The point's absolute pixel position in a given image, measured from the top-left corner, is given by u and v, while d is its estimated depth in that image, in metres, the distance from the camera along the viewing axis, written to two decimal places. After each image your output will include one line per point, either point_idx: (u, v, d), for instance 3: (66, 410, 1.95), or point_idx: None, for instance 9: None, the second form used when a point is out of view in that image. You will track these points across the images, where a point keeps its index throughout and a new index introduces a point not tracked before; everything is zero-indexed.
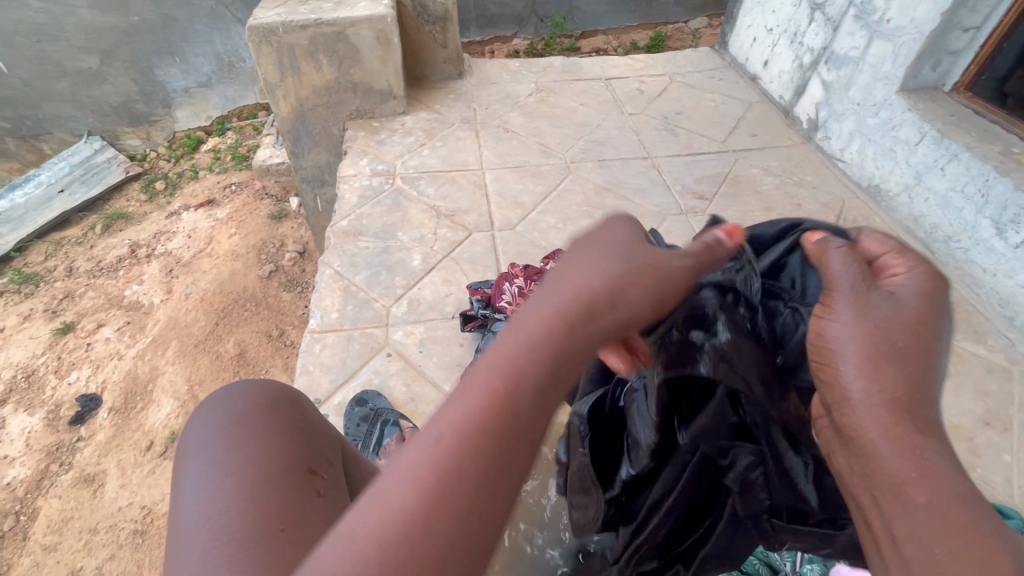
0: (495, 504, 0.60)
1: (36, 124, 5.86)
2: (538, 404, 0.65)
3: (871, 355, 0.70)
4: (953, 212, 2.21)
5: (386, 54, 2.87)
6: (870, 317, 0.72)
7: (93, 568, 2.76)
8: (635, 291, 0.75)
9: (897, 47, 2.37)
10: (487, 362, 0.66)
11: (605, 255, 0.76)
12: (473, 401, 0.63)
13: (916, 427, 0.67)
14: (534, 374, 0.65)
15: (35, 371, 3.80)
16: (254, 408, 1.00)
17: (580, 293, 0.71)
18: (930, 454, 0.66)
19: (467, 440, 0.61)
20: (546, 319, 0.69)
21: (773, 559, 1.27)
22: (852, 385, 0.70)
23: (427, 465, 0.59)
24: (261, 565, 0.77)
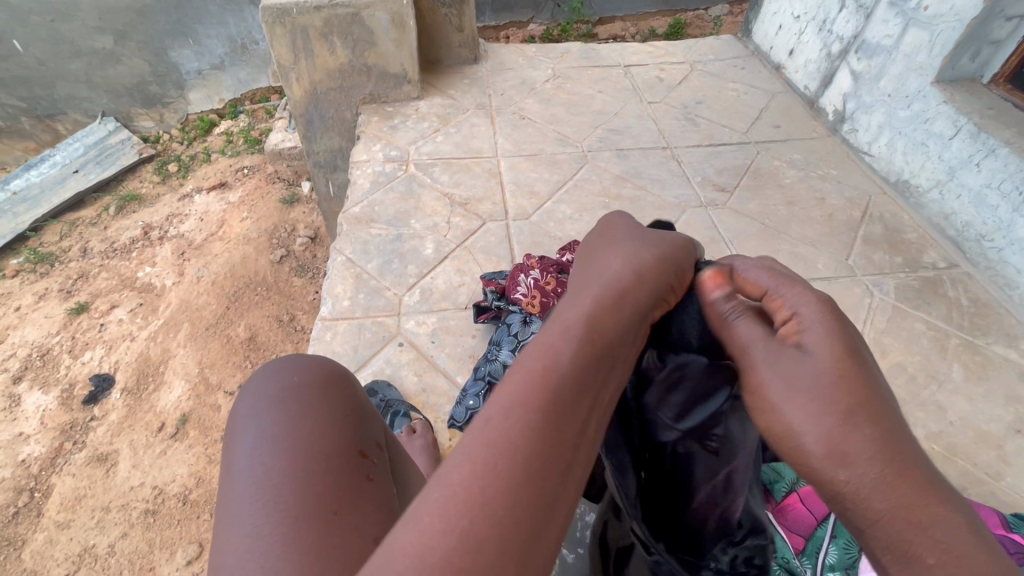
0: (552, 481, 0.55)
1: (51, 105, 5.88)
2: (580, 376, 0.62)
3: (827, 436, 0.64)
4: (987, 210, 2.12)
5: (401, 37, 2.81)
6: (795, 387, 0.69)
7: (106, 546, 2.80)
8: (648, 273, 0.77)
9: (935, 36, 2.27)
10: (531, 346, 0.65)
11: (619, 255, 0.81)
12: (516, 378, 0.61)
13: (917, 497, 0.60)
14: (571, 347, 0.64)
15: (50, 350, 3.85)
16: (308, 382, 0.92)
17: (601, 283, 0.74)
18: (942, 531, 0.58)
19: (518, 415, 0.58)
20: (580, 303, 0.70)
21: (792, 565, 1.21)
22: (836, 472, 0.63)
23: (483, 441, 0.56)
24: (316, 545, 0.71)
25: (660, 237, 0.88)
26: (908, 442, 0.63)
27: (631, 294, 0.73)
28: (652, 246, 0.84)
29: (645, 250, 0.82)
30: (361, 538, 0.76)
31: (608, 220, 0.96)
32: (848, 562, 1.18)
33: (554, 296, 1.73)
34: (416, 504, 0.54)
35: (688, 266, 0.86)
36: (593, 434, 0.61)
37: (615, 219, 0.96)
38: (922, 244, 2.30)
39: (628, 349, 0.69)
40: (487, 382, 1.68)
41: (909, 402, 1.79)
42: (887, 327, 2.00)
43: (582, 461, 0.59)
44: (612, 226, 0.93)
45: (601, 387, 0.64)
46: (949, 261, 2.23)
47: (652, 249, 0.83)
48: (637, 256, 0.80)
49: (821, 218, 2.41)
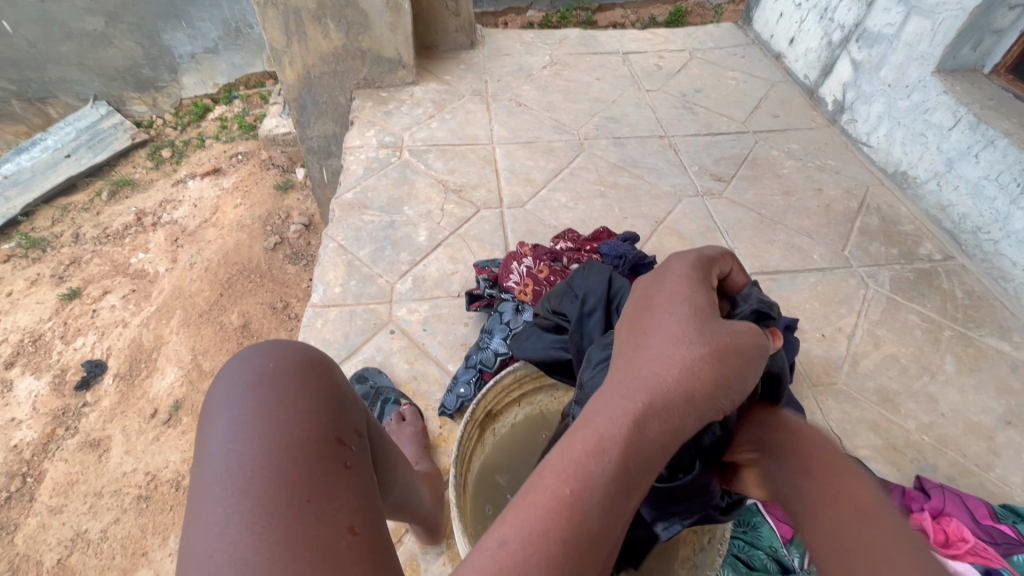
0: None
1: (41, 88, 5.79)
2: (608, 506, 0.60)
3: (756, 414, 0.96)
4: (984, 202, 2.11)
5: (396, 20, 2.76)
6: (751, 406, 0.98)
7: (99, 531, 2.80)
8: (703, 395, 0.68)
9: (936, 25, 2.24)
10: (560, 459, 0.61)
11: (681, 359, 0.70)
12: (542, 498, 0.59)
13: (795, 429, 0.92)
14: (603, 474, 0.60)
15: (42, 336, 3.82)
16: (284, 369, 0.90)
17: (650, 392, 0.66)
18: (809, 438, 0.90)
19: (534, 542, 0.56)
20: (622, 418, 0.64)
21: (783, 555, 1.29)
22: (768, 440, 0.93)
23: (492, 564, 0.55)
24: (283, 542, 0.70)
25: (738, 340, 0.74)
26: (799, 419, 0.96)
27: (678, 416, 0.66)
28: (717, 345, 0.72)
29: (711, 355, 0.70)
30: (336, 524, 0.75)
31: (677, 281, 0.83)
32: None
33: (546, 283, 1.72)
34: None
35: (747, 373, 0.73)
36: (608, 557, 0.61)
37: (682, 279, 0.84)
38: (918, 236, 2.28)
39: (658, 469, 0.65)
40: (478, 370, 1.67)
41: (900, 394, 1.79)
42: (881, 318, 1.99)
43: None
44: (679, 291, 0.80)
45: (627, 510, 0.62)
46: (946, 253, 2.22)
47: (717, 354, 0.71)
48: (696, 364, 0.69)
49: (819, 209, 2.39)
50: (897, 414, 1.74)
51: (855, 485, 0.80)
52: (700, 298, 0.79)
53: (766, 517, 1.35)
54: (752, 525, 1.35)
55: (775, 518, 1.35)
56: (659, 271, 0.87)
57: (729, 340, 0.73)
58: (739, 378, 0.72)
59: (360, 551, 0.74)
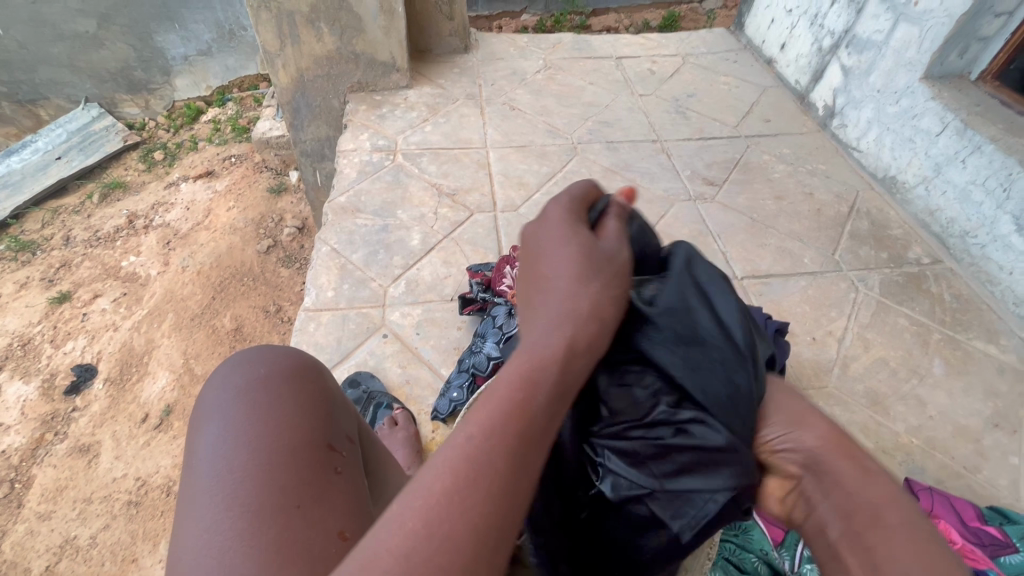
0: (520, 488, 0.59)
1: (33, 89, 5.75)
2: (551, 408, 0.64)
3: (799, 419, 0.86)
4: (971, 207, 2.13)
5: (390, 24, 2.76)
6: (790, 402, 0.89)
7: (88, 537, 2.77)
8: (605, 311, 0.73)
9: (924, 31, 2.27)
10: (505, 376, 0.65)
11: (582, 286, 0.74)
12: (494, 404, 0.62)
13: (861, 457, 0.81)
14: (545, 381, 0.65)
15: (31, 340, 3.78)
16: (276, 374, 0.90)
17: (566, 315, 0.71)
18: (879, 478, 0.78)
19: (496, 438, 0.60)
20: (550, 337, 0.69)
21: (773, 558, 1.30)
22: (779, 443, 0.85)
23: (463, 461, 0.59)
24: (273, 546, 0.70)
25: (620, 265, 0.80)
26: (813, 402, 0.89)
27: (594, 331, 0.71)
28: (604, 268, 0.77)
29: (605, 280, 0.76)
30: (326, 531, 0.75)
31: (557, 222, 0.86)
32: None
33: None
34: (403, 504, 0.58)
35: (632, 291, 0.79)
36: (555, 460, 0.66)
37: (562, 214, 0.86)
38: (907, 239, 2.31)
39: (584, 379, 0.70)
40: (470, 374, 1.67)
41: (889, 396, 1.81)
42: (870, 322, 2.01)
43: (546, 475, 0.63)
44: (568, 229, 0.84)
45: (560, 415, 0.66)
46: (934, 257, 2.24)
47: (607, 277, 0.76)
48: (594, 287, 0.74)
49: (810, 213, 2.41)
50: (886, 417, 1.76)
51: (935, 552, 0.68)
52: (584, 231, 0.83)
53: (757, 520, 1.36)
54: (744, 529, 1.36)
55: (767, 522, 1.36)
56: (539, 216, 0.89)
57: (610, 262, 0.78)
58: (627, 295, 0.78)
59: None
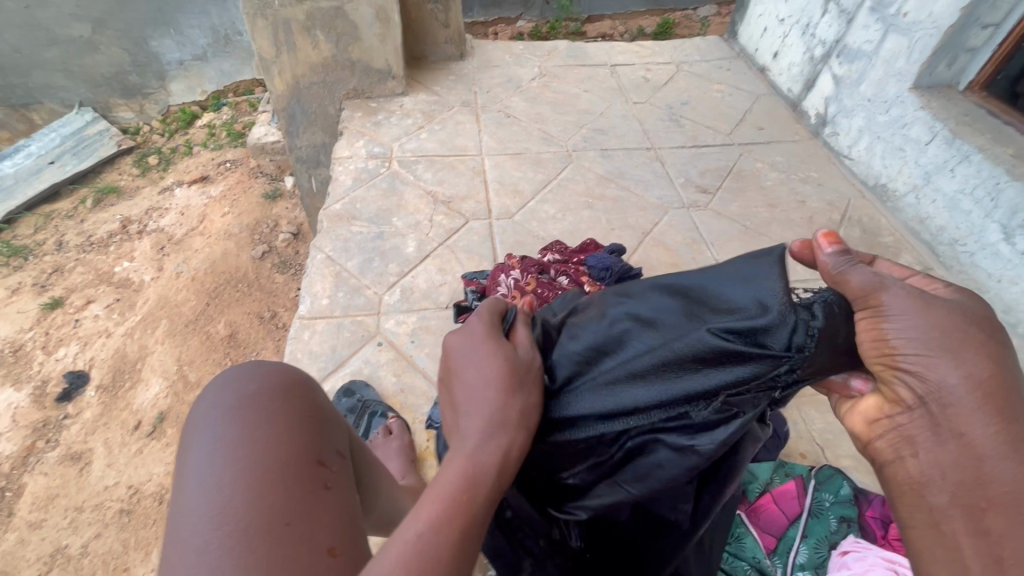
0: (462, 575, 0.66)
1: (26, 94, 5.72)
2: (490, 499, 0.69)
3: (948, 341, 0.56)
4: (960, 215, 2.16)
5: (386, 31, 2.78)
6: (927, 308, 0.58)
7: (79, 546, 2.74)
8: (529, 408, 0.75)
9: (913, 42, 2.30)
10: (447, 473, 0.69)
11: (508, 390, 0.74)
12: (436, 503, 0.67)
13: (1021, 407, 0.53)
14: (484, 479, 0.68)
15: (23, 346, 3.75)
16: (266, 390, 0.90)
17: (494, 423, 0.71)
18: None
19: (441, 533, 0.65)
20: (484, 438, 0.70)
21: (764, 564, 1.31)
22: (902, 347, 0.58)
23: (411, 554, 0.64)
24: (263, 564, 0.70)
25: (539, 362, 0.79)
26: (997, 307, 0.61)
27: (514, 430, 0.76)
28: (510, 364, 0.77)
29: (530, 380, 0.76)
30: (315, 547, 0.75)
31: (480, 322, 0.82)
32: (817, 560, 1.32)
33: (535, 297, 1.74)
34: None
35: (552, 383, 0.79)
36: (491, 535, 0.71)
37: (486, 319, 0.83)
38: (898, 247, 2.33)
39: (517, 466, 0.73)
40: None
41: None
42: None
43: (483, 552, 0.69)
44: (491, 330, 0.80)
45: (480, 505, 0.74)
46: (924, 265, 2.27)
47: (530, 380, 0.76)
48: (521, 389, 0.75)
49: (802, 221, 2.43)
50: None
51: None
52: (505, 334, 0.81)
53: (749, 527, 1.37)
54: (736, 536, 1.36)
55: (758, 530, 1.38)
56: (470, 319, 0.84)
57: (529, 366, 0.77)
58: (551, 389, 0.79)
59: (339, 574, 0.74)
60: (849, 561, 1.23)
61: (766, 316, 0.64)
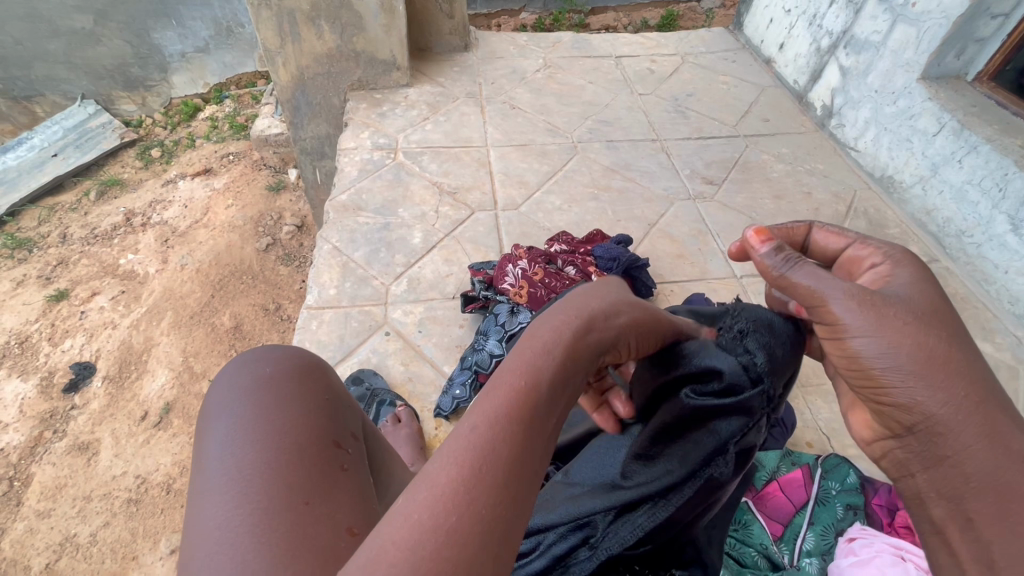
0: (523, 485, 0.54)
1: (28, 86, 5.71)
2: (556, 395, 0.61)
3: (920, 358, 0.66)
4: (967, 207, 2.16)
5: (390, 22, 2.76)
6: (879, 320, 0.69)
7: (88, 535, 2.77)
8: (621, 320, 0.73)
9: (921, 32, 2.28)
10: (511, 367, 0.62)
11: (607, 301, 0.74)
12: (498, 392, 0.58)
13: (1003, 415, 0.64)
14: (553, 370, 0.62)
15: (29, 337, 3.77)
16: (282, 374, 0.91)
17: (588, 315, 0.70)
18: (1019, 447, 0.62)
19: (506, 420, 0.56)
20: (560, 331, 0.66)
21: (774, 553, 1.31)
22: (874, 364, 0.69)
23: (471, 444, 0.54)
24: (284, 538, 0.71)
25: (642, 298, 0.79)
26: (939, 288, 0.74)
27: (603, 329, 0.70)
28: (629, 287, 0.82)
29: (632, 303, 0.76)
30: (335, 525, 0.76)
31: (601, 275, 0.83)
32: (824, 547, 1.33)
33: (542, 286, 1.75)
34: (405, 505, 0.51)
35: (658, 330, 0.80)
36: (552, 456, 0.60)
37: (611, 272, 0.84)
38: (904, 239, 2.33)
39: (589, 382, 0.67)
40: (473, 372, 1.68)
41: None
42: None
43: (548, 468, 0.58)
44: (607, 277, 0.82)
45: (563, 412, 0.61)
46: (930, 256, 2.27)
47: (634, 302, 0.77)
48: (623, 304, 0.75)
49: (808, 212, 2.43)
50: None
51: None
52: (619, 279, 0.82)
53: (757, 515, 1.38)
54: (744, 524, 1.37)
55: (765, 517, 1.39)
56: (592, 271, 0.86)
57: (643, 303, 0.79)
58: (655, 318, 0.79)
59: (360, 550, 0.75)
60: (856, 548, 1.24)
61: (721, 379, 0.76)
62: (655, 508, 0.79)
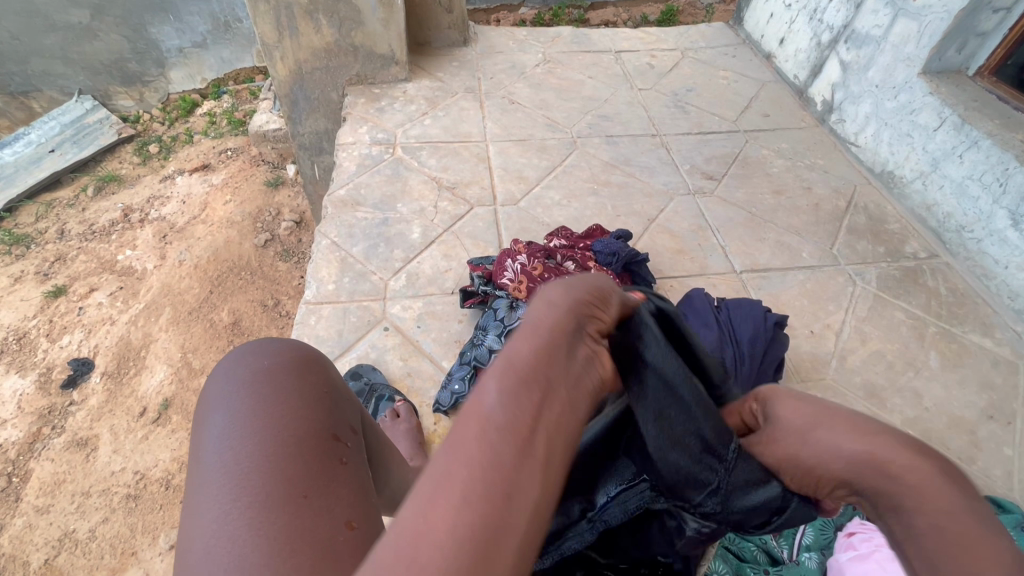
0: (494, 520, 0.47)
1: (25, 81, 5.68)
2: (511, 407, 0.53)
3: (818, 445, 0.67)
4: (968, 202, 2.15)
5: (389, 16, 2.75)
6: (777, 437, 0.72)
7: (87, 531, 2.76)
8: (566, 299, 0.64)
9: (923, 27, 2.27)
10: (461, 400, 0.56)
11: (547, 293, 0.66)
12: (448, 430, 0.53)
13: (895, 444, 0.62)
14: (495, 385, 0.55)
15: (27, 333, 3.76)
16: (280, 367, 0.90)
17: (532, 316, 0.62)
18: (907, 466, 0.60)
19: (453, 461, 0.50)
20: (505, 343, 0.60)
21: (773, 547, 1.31)
22: (798, 471, 0.69)
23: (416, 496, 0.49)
24: (281, 533, 0.70)
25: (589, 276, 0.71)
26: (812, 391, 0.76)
27: (551, 317, 0.61)
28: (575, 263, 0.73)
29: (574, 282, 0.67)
30: (333, 520, 0.75)
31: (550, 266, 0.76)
32: (823, 542, 1.33)
33: (541, 281, 1.75)
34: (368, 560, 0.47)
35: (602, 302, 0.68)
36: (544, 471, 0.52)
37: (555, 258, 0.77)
38: (904, 234, 2.32)
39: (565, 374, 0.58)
40: (473, 367, 1.68)
41: (885, 389, 1.84)
42: (868, 315, 2.03)
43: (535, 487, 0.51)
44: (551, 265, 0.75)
45: (538, 412, 0.54)
46: (931, 251, 2.26)
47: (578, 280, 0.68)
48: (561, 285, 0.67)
49: (808, 207, 2.42)
50: (883, 408, 1.78)
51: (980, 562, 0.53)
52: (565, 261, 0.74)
53: None
54: None
55: None
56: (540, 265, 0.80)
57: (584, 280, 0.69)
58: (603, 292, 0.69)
59: (360, 545, 0.74)
60: (856, 542, 1.24)
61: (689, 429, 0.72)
62: (592, 526, 0.90)
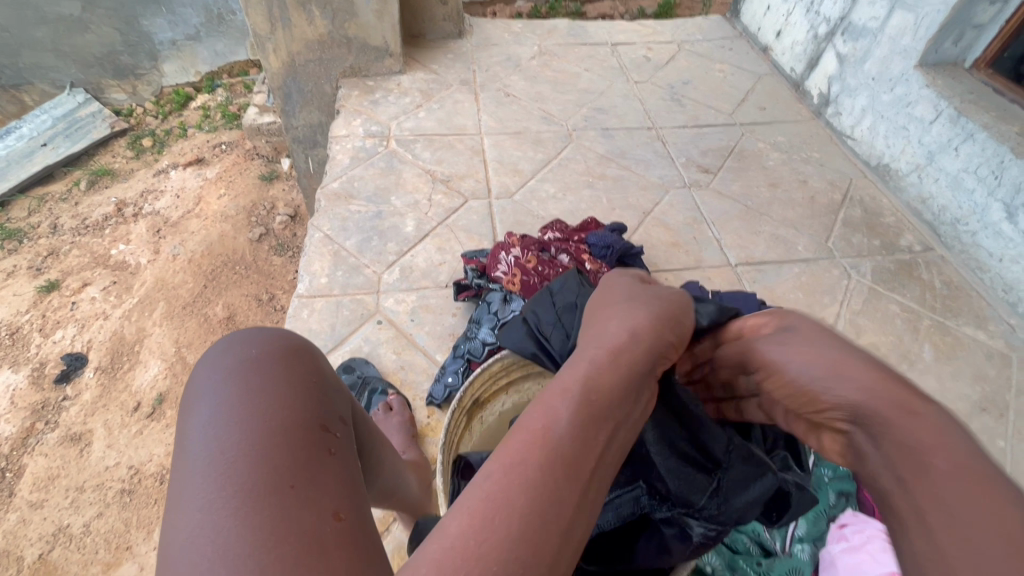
0: (549, 539, 0.51)
1: (15, 74, 5.61)
2: (581, 433, 0.58)
3: (834, 365, 0.69)
4: (964, 194, 2.15)
5: (383, 8, 2.72)
6: (791, 348, 0.75)
7: (81, 525, 2.76)
8: (644, 337, 0.70)
9: (920, 18, 2.26)
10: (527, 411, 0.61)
11: (624, 325, 0.71)
12: (514, 437, 0.57)
13: (911, 392, 0.65)
14: (569, 407, 0.59)
15: (19, 328, 3.73)
16: (266, 357, 0.89)
17: (614, 347, 0.68)
18: (927, 411, 0.63)
19: (520, 474, 0.54)
20: (582, 364, 0.65)
21: (765, 538, 1.31)
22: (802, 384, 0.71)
23: (482, 503, 0.52)
24: (267, 524, 0.69)
25: (665, 313, 0.76)
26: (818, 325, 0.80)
27: (633, 344, 0.69)
28: (658, 296, 0.80)
29: (650, 320, 0.73)
30: (321, 511, 0.73)
31: (621, 293, 0.82)
32: (816, 532, 1.31)
33: (534, 274, 1.74)
34: (418, 561, 0.51)
35: (670, 343, 0.74)
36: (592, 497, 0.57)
37: (628, 289, 0.83)
38: (900, 227, 2.32)
39: (627, 411, 0.63)
40: (466, 360, 1.67)
41: None
42: (863, 308, 2.03)
43: (583, 514, 0.55)
44: (626, 294, 0.81)
45: (601, 447, 0.58)
46: (926, 244, 2.26)
47: (656, 319, 0.74)
48: (636, 320, 0.73)
49: (803, 201, 2.42)
50: None
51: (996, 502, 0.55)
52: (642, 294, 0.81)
53: None
54: None
55: None
56: (607, 285, 0.87)
57: (660, 316, 0.75)
58: (673, 332, 0.75)
59: (346, 536, 0.72)
60: (848, 534, 1.24)
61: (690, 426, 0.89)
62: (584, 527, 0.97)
